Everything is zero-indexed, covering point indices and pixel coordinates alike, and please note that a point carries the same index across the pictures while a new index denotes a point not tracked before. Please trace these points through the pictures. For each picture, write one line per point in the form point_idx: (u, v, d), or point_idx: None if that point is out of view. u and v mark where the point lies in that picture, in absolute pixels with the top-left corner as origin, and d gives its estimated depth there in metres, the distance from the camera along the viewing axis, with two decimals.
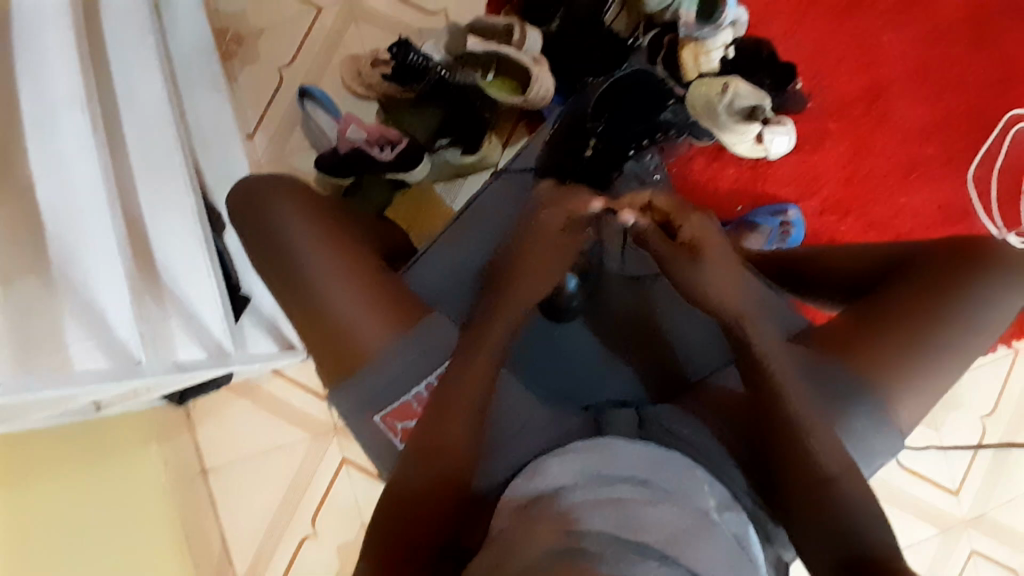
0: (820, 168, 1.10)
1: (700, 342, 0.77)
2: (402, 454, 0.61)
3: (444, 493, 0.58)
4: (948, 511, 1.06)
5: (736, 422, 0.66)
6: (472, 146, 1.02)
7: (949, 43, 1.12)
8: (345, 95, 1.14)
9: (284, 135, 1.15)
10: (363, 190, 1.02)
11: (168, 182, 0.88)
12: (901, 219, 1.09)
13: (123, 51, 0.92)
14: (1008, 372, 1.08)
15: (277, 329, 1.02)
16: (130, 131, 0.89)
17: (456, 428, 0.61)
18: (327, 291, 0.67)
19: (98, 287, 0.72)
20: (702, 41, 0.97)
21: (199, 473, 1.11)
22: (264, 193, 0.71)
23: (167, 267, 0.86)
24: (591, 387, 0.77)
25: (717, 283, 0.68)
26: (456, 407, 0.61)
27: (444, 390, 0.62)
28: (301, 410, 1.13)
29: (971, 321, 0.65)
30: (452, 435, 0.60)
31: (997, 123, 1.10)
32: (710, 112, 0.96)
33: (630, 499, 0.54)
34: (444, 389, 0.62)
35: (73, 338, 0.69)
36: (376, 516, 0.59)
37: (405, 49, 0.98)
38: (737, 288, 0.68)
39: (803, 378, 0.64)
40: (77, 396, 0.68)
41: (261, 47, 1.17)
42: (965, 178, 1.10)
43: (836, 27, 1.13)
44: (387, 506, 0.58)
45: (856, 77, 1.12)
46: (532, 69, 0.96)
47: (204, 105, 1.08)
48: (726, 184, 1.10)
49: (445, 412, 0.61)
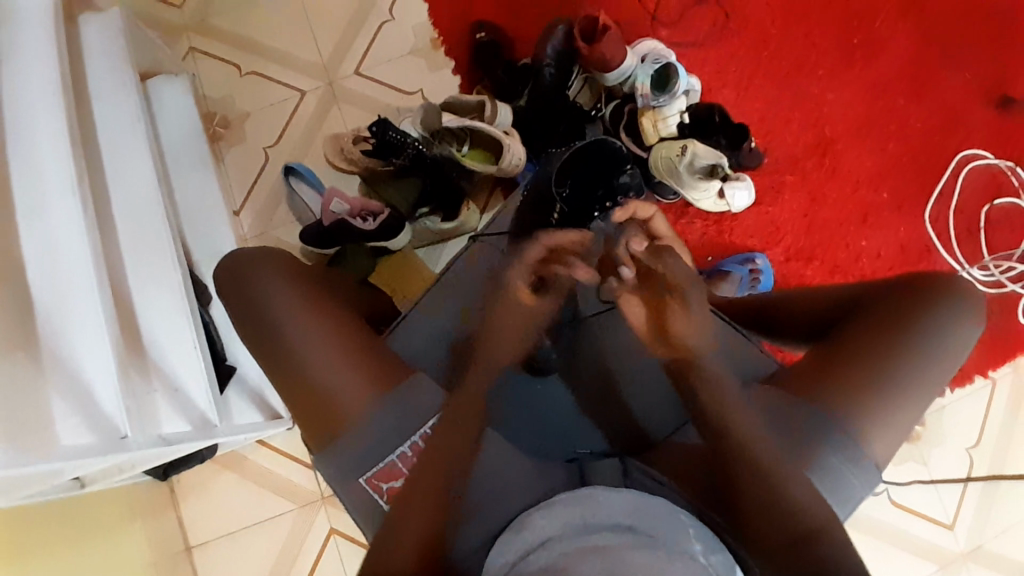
0: (780, 219, 1.17)
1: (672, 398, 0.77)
2: (377, 537, 0.61)
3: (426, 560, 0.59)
4: (945, 546, 1.06)
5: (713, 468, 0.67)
6: (451, 214, 1.08)
7: (887, 99, 1.21)
8: (328, 170, 1.20)
9: (269, 209, 1.20)
10: (346, 259, 1.06)
11: (156, 258, 0.91)
12: (863, 261, 1.15)
13: (116, 137, 0.98)
14: (988, 403, 1.10)
15: (262, 397, 1.03)
16: (120, 211, 0.93)
17: (424, 504, 0.63)
18: (309, 359, 0.68)
19: (86, 362, 0.73)
20: (659, 109, 1.06)
21: (184, 549, 1.07)
22: (247, 267, 0.73)
23: (153, 340, 0.87)
24: (573, 439, 0.78)
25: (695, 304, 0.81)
26: (428, 478, 0.64)
27: (419, 468, 0.65)
28: (288, 480, 1.11)
29: (931, 352, 0.66)
30: (418, 509, 0.62)
31: (946, 168, 1.18)
32: (672, 172, 1.03)
33: (616, 545, 0.54)
34: (418, 467, 0.65)
35: (60, 415, 0.70)
36: None
37: (384, 126, 1.04)
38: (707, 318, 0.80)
39: (763, 426, 0.66)
40: (62, 472, 0.68)
41: (247, 129, 1.24)
42: (923, 219, 1.16)
43: (782, 90, 1.22)
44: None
45: (805, 134, 1.20)
46: (504, 140, 1.02)
47: (192, 185, 1.13)
48: (695, 238, 1.15)
49: (418, 484, 0.64)
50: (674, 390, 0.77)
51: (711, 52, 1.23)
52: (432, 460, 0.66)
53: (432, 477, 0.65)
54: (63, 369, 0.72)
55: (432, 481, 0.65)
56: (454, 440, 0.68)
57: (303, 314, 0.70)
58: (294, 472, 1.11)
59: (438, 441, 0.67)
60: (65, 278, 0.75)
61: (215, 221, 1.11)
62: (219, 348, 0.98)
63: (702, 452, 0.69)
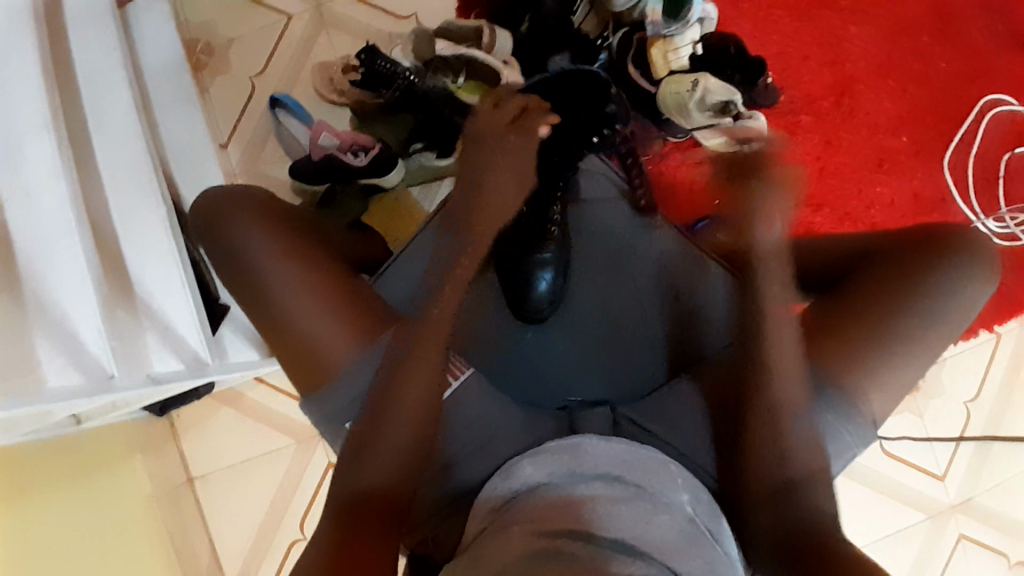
0: (791, 162, 1.11)
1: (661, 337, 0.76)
2: (344, 455, 0.64)
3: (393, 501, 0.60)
4: (934, 496, 1.07)
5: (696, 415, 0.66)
6: (446, 151, 1.03)
7: (914, 34, 1.13)
8: (317, 102, 1.14)
9: (258, 145, 1.15)
10: (337, 201, 1.02)
11: (141, 197, 0.88)
12: (875, 210, 1.10)
13: (93, 69, 0.92)
14: (989, 358, 1.09)
15: (257, 337, 1.02)
16: (101, 149, 0.89)
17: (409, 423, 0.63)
18: (292, 305, 0.66)
19: (69, 305, 0.71)
20: (671, 39, 0.97)
21: (185, 482, 1.11)
22: (223, 206, 0.70)
23: (141, 282, 0.85)
24: (561, 385, 0.77)
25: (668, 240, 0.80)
26: (407, 406, 0.63)
27: (396, 379, 0.65)
28: (287, 418, 1.13)
29: (940, 311, 0.64)
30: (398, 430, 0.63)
31: (968, 113, 1.11)
32: (681, 109, 0.97)
33: (600, 497, 0.54)
34: (397, 386, 0.64)
35: (45, 356, 0.68)
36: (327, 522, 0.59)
37: (372, 55, 0.95)
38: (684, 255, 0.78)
39: (762, 380, 0.64)
40: (55, 411, 0.69)
41: (232, 58, 1.16)
42: (941, 166, 1.10)
43: (803, 22, 1.14)
44: (340, 503, 0.61)
45: (825, 72, 1.13)
46: (502, 71, 0.95)
47: (177, 119, 1.07)
48: (702, 180, 1.10)
49: (397, 396, 0.64)
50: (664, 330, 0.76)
51: None
52: (418, 381, 0.65)
53: (419, 392, 0.64)
54: (45, 311, 0.70)
55: (417, 399, 0.64)
56: (432, 361, 0.66)
57: (280, 256, 0.67)
58: (292, 409, 1.13)
59: (418, 357, 0.65)
60: (42, 219, 0.72)
61: (202, 159, 1.08)
62: (210, 288, 0.98)
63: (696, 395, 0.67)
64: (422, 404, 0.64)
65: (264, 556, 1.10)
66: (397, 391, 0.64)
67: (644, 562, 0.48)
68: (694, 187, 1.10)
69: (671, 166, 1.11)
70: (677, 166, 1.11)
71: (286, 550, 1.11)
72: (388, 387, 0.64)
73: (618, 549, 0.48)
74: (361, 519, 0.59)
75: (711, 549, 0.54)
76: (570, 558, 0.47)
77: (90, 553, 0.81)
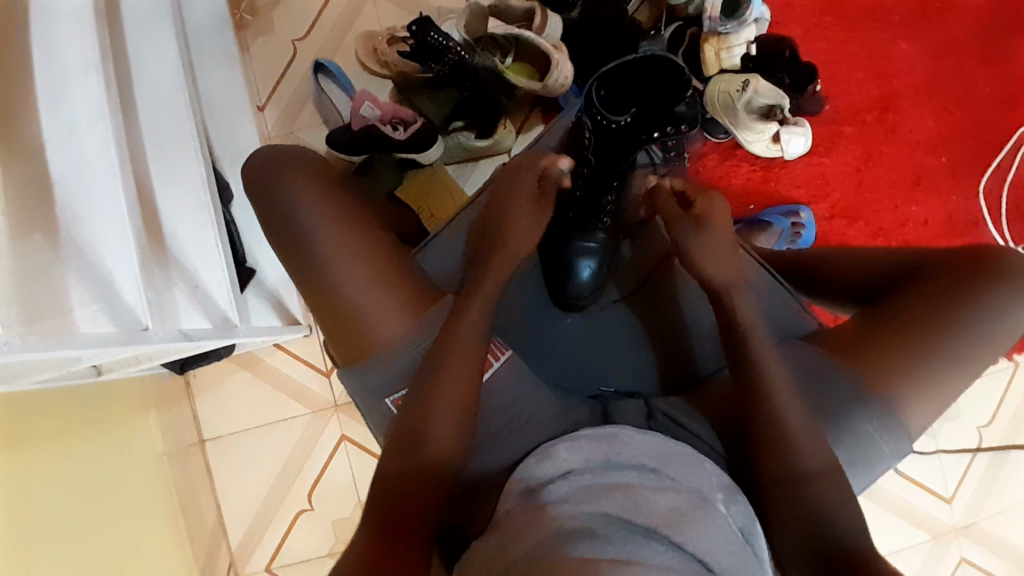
0: (829, 172, 1.10)
1: (708, 337, 0.76)
2: (391, 440, 0.63)
3: (433, 483, 0.61)
4: (939, 517, 1.07)
5: (728, 411, 0.66)
6: (486, 131, 1.03)
7: (962, 56, 1.12)
8: (359, 73, 1.13)
9: (296, 109, 1.14)
10: (373, 172, 1.02)
11: (179, 153, 0.87)
12: (909, 227, 1.09)
13: (137, 18, 0.91)
14: (1006, 386, 1.08)
15: (279, 301, 1.04)
16: (143, 99, 0.87)
17: (455, 411, 0.62)
18: (342, 276, 0.67)
19: (106, 252, 0.69)
20: (725, 37, 0.96)
21: (195, 443, 1.11)
22: (275, 165, 0.71)
23: (173, 238, 0.84)
24: (593, 370, 0.77)
25: (713, 256, 0.72)
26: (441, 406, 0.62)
27: (438, 366, 0.63)
28: (302, 387, 1.13)
29: (984, 332, 0.63)
30: (444, 416, 0.62)
31: (1006, 139, 1.10)
32: (729, 110, 0.96)
33: (637, 484, 0.54)
34: (438, 394, 0.62)
35: (78, 301, 0.64)
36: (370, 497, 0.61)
37: (424, 27, 0.91)
38: (733, 262, 0.72)
39: (803, 392, 0.64)
40: (81, 358, 0.66)
41: (276, 19, 1.15)
42: (976, 191, 1.09)
43: (853, 35, 1.12)
44: (380, 485, 0.61)
45: (872, 84, 1.12)
46: (552, 55, 0.93)
47: (217, 77, 1.07)
48: (739, 183, 1.09)
49: (436, 400, 0.62)
50: (711, 334, 0.76)
51: None
52: (451, 364, 0.64)
53: (458, 377, 0.63)
54: (82, 255, 0.67)
55: (458, 383, 0.63)
56: (467, 374, 0.64)
57: (331, 221, 0.68)
58: (307, 377, 1.13)
59: (453, 366, 0.64)
60: (85, 164, 0.70)
61: (239, 117, 1.07)
62: (238, 250, 0.97)
63: (730, 397, 0.68)
64: (464, 386, 0.63)
65: (269, 521, 1.11)
66: (440, 382, 0.63)
67: (677, 552, 0.48)
68: (730, 189, 1.10)
69: (711, 164, 1.10)
70: (716, 165, 1.10)
71: (291, 517, 1.11)
72: (431, 383, 0.63)
73: (650, 537, 0.48)
74: (404, 499, 0.60)
75: (746, 550, 0.53)
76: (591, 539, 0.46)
77: (95, 505, 0.80)
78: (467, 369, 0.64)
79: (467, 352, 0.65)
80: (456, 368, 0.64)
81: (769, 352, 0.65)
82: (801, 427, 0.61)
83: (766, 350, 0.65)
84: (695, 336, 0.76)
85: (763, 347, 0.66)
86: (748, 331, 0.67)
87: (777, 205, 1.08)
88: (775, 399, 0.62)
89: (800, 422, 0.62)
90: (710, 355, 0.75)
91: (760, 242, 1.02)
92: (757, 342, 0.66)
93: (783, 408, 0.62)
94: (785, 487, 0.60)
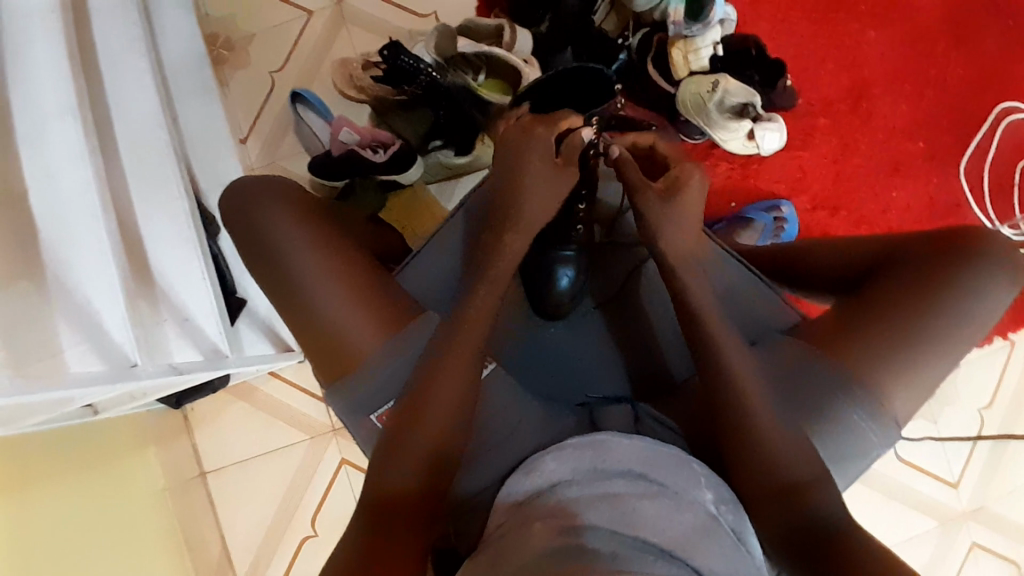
0: (808, 165, 1.11)
1: (679, 345, 0.76)
2: (379, 449, 0.62)
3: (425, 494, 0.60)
4: (946, 502, 1.06)
5: (699, 414, 0.67)
6: (464, 148, 1.05)
7: (931, 40, 1.13)
8: (337, 99, 1.15)
9: (277, 139, 1.16)
10: (356, 194, 1.04)
11: (160, 188, 0.88)
12: (891, 214, 1.10)
13: (113, 60, 0.92)
14: (1003, 366, 1.08)
15: (273, 330, 1.04)
16: (124, 140, 0.89)
17: (446, 416, 0.62)
18: (319, 297, 0.68)
19: (92, 292, 0.70)
20: (691, 39, 0.98)
21: (198, 475, 1.10)
22: (256, 195, 0.72)
23: (161, 274, 0.85)
24: (584, 383, 0.77)
25: (675, 234, 0.72)
26: (430, 413, 0.62)
27: (434, 373, 0.63)
28: (300, 413, 1.13)
29: (962, 315, 0.64)
30: (437, 420, 0.62)
31: (983, 120, 1.11)
32: (700, 110, 0.98)
33: (625, 493, 0.53)
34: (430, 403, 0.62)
35: (67, 343, 0.66)
36: (359, 520, 0.60)
37: (395, 51, 0.95)
38: (695, 244, 0.72)
39: (777, 394, 0.64)
40: (76, 398, 0.67)
41: (252, 53, 1.17)
42: (957, 173, 1.10)
43: (822, 26, 1.13)
44: (365, 506, 0.60)
45: (843, 74, 1.13)
46: (524, 70, 0.96)
47: (197, 113, 1.09)
48: (719, 182, 1.10)
49: (426, 409, 0.62)
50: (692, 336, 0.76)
51: None
52: (452, 364, 0.64)
53: (448, 388, 0.62)
54: (70, 298, 0.69)
55: (444, 394, 0.62)
56: (463, 379, 0.64)
57: (310, 246, 0.69)
58: (305, 405, 1.13)
59: (449, 372, 0.63)
60: (65, 210, 0.71)
61: (221, 151, 1.08)
62: (227, 282, 0.98)
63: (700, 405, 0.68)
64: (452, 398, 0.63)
65: (275, 550, 1.11)
66: (433, 393, 0.62)
67: (668, 561, 0.48)
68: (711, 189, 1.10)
69: None
70: None
71: (297, 544, 1.11)
72: (421, 392, 0.62)
73: (641, 547, 0.48)
74: (395, 516, 0.59)
75: (739, 550, 0.53)
76: (583, 555, 0.46)
77: (98, 543, 0.80)
78: (460, 386, 0.63)
79: (462, 362, 0.64)
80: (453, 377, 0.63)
81: (739, 351, 0.65)
82: (770, 424, 0.61)
83: (730, 351, 0.65)
84: (664, 332, 0.77)
85: (738, 355, 0.65)
86: (710, 334, 0.66)
87: (758, 201, 1.09)
88: (744, 398, 0.62)
89: (777, 424, 0.62)
90: (676, 355, 0.76)
91: (744, 239, 1.02)
92: (717, 338, 0.66)
93: (751, 404, 0.62)
94: (779, 495, 0.59)
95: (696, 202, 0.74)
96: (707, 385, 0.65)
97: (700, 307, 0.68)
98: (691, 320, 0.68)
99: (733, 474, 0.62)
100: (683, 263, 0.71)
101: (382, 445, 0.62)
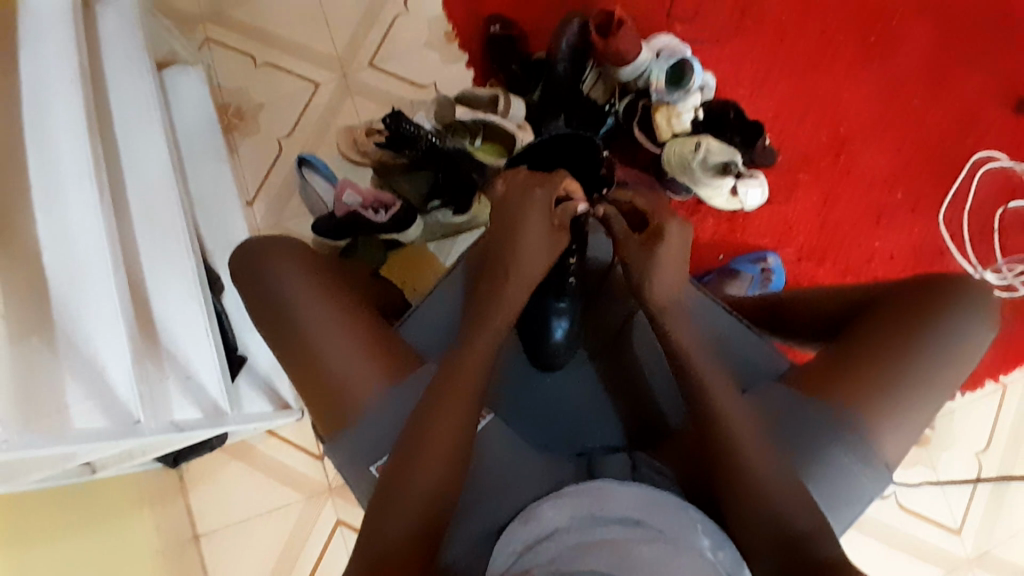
0: (792, 217, 1.16)
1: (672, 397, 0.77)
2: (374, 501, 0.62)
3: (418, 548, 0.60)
4: (950, 550, 1.05)
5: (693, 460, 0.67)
6: (462, 208, 1.08)
7: (903, 99, 1.20)
8: (340, 163, 1.21)
9: (282, 201, 1.21)
10: (359, 249, 1.07)
11: (170, 247, 0.92)
12: (876, 262, 1.14)
13: (129, 129, 0.98)
14: (997, 410, 1.09)
15: (271, 387, 1.05)
16: (136, 202, 0.93)
17: (437, 468, 0.63)
18: (323, 350, 0.70)
19: (100, 348, 0.71)
20: (672, 105, 1.05)
21: (191, 539, 1.09)
22: (266, 253, 0.75)
23: (166, 329, 0.87)
24: (584, 434, 0.78)
25: (664, 281, 0.73)
26: (421, 463, 0.62)
27: (427, 425, 0.64)
28: (295, 471, 1.12)
29: (944, 357, 0.66)
30: (427, 472, 0.62)
31: (959, 171, 1.17)
32: (686, 170, 1.03)
33: (621, 539, 0.54)
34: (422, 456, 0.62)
35: (73, 398, 0.67)
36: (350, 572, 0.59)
37: (397, 118, 1.00)
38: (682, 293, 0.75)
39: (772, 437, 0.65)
40: (77, 454, 0.68)
41: (261, 121, 1.24)
42: (936, 222, 1.15)
43: (797, 89, 1.21)
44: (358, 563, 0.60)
45: (820, 133, 1.19)
46: (517, 134, 1.04)
47: (206, 178, 1.14)
48: (707, 236, 1.15)
49: (420, 461, 0.62)
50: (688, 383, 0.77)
51: (727, 51, 1.22)
52: (442, 414, 0.64)
53: (438, 439, 0.63)
54: (78, 353, 0.70)
55: (437, 445, 0.63)
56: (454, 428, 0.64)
57: (317, 301, 0.72)
58: (301, 462, 1.13)
59: (439, 423, 0.64)
60: (79, 267, 0.74)
61: (228, 213, 1.13)
62: (230, 339, 1.00)
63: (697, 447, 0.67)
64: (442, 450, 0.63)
65: None
66: (425, 445, 0.63)
67: None
68: (699, 243, 1.15)
69: None
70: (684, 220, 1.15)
71: None
72: (414, 444, 0.63)
73: None
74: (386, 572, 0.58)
75: None
76: None
77: None
78: (450, 436, 0.64)
79: (454, 413, 0.65)
80: (444, 430, 0.64)
81: (731, 399, 0.66)
82: (767, 467, 0.62)
83: (724, 398, 0.66)
84: (659, 381, 0.79)
85: (731, 402, 0.66)
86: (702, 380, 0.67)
87: (745, 253, 1.13)
88: (739, 442, 0.63)
89: (776, 468, 0.62)
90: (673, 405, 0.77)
91: (732, 290, 1.05)
92: (711, 387, 0.67)
93: (747, 449, 0.63)
94: (782, 542, 0.59)
95: (681, 249, 0.74)
96: (702, 432, 0.66)
97: (692, 353, 0.69)
98: (681, 367, 0.69)
99: (733, 520, 0.62)
100: (671, 310, 0.72)
101: (375, 495, 0.63)
